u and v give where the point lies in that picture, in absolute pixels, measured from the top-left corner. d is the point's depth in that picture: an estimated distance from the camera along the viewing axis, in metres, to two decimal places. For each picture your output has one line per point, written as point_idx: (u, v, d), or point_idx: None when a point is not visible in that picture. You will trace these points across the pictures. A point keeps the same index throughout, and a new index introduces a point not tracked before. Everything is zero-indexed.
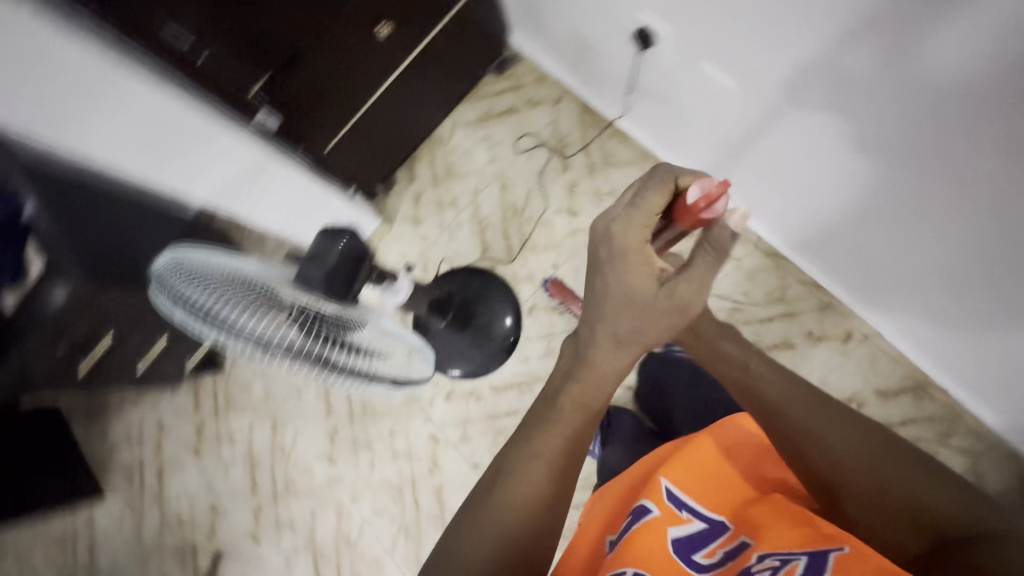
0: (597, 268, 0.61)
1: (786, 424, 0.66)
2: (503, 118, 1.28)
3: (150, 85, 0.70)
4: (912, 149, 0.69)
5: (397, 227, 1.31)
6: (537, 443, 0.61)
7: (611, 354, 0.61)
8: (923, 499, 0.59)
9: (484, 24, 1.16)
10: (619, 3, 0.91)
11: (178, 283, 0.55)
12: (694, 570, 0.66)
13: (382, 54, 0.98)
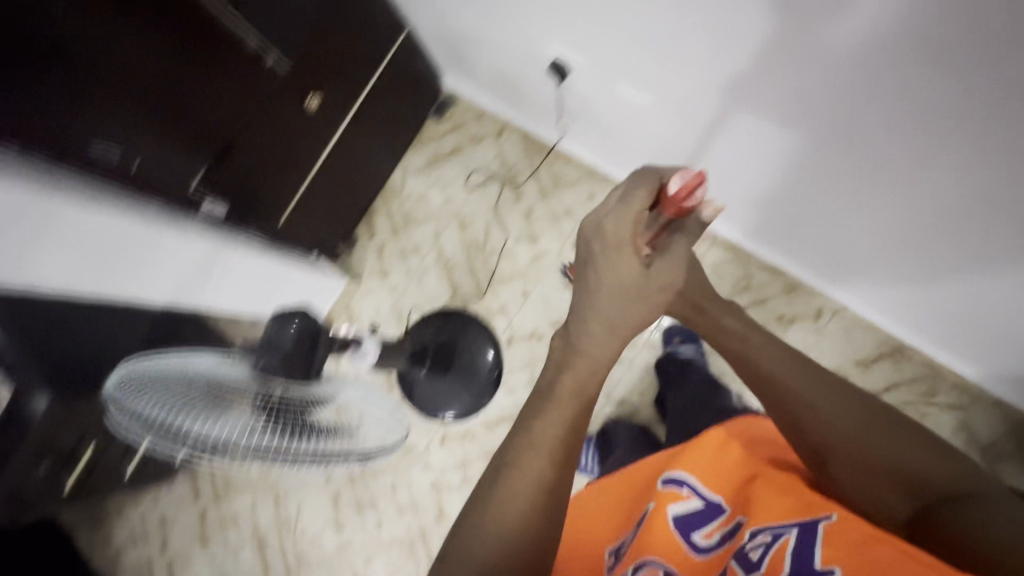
0: (590, 261, 0.61)
1: (785, 391, 0.68)
2: (450, 158, 1.31)
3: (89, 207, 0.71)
4: (835, 121, 0.66)
5: (366, 282, 1.32)
6: (538, 429, 0.57)
7: (602, 343, 0.60)
8: (911, 464, 0.61)
9: (409, 70, 1.17)
10: (524, 42, 0.86)
11: (131, 400, 0.51)
12: (695, 551, 0.69)
13: (315, 124, 1.01)
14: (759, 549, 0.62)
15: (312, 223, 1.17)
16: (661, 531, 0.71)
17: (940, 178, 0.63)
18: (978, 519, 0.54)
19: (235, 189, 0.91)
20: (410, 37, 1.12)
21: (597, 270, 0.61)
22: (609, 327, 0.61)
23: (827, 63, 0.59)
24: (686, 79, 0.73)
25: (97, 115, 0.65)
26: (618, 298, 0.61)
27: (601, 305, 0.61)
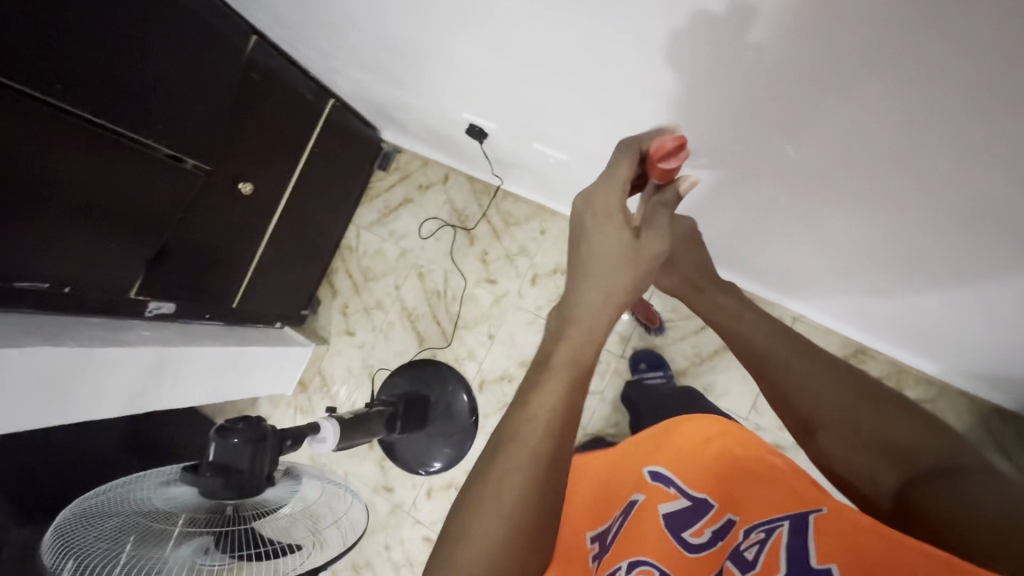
0: (580, 234, 0.49)
1: (747, 349, 0.53)
2: (401, 210, 1.31)
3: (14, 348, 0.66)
4: (738, 167, 0.62)
5: (334, 343, 1.32)
6: (533, 404, 0.43)
7: (597, 306, 0.46)
8: (904, 435, 0.43)
9: (345, 132, 1.17)
10: (439, 108, 0.87)
11: (77, 549, 0.53)
12: (681, 546, 0.52)
13: (252, 207, 1.01)
14: (752, 548, 0.46)
15: (269, 299, 1.18)
16: (643, 533, 0.54)
17: (847, 225, 0.62)
18: (980, 502, 0.37)
19: (180, 287, 0.94)
20: (338, 102, 1.12)
21: (585, 243, 0.48)
22: (608, 297, 0.46)
23: (710, 141, 0.58)
24: (589, 143, 0.72)
25: (18, 257, 0.70)
26: (617, 270, 0.47)
27: (593, 281, 0.46)
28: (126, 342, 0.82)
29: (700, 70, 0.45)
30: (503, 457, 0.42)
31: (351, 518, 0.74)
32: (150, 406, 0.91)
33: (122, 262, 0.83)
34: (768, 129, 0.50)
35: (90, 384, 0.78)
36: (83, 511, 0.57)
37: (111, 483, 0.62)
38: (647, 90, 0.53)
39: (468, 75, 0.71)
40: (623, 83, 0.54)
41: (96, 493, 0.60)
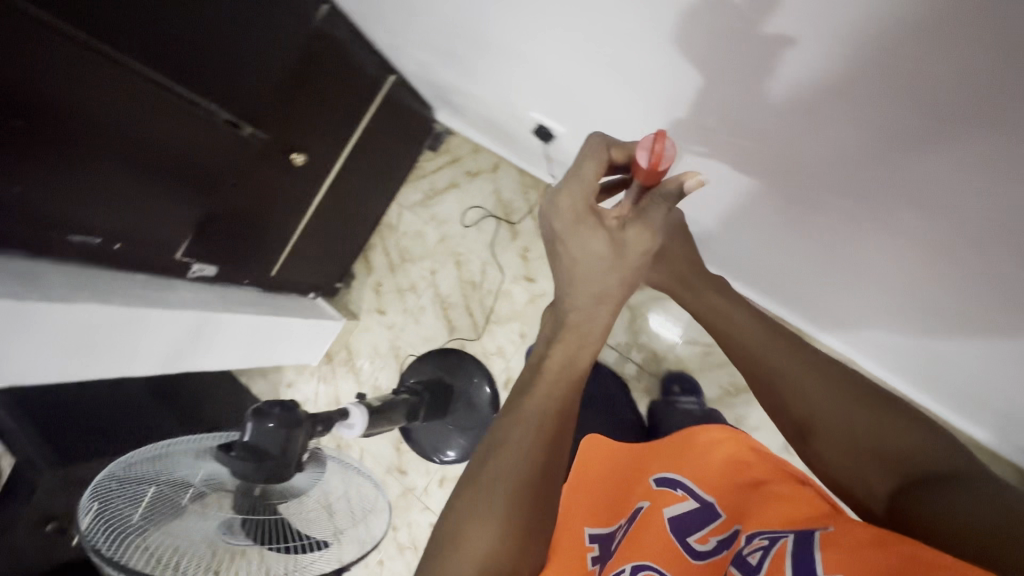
0: (555, 242, 0.52)
1: (744, 354, 0.55)
2: (446, 194, 1.29)
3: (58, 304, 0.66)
4: (826, 216, 0.58)
5: (363, 320, 1.31)
6: (525, 407, 0.51)
7: (589, 311, 0.52)
8: (899, 440, 0.44)
9: (400, 108, 1.14)
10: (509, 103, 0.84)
11: (106, 503, 0.53)
12: (688, 553, 0.49)
13: (301, 179, 0.99)
14: (756, 553, 0.43)
15: (306, 270, 1.17)
16: (646, 541, 0.52)
17: (937, 292, 0.57)
18: (973, 511, 0.37)
19: (223, 251, 0.93)
20: (398, 78, 1.09)
21: (560, 250, 0.52)
22: (596, 299, 0.52)
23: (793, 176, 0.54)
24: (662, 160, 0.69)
25: (76, 211, 0.69)
26: (595, 268, 0.51)
27: (579, 281, 0.52)
28: (169, 303, 0.82)
29: (821, 106, 0.41)
30: (493, 460, 0.49)
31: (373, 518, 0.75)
32: (180, 366, 0.91)
33: (170, 221, 0.81)
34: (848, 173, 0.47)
35: (128, 342, 0.78)
36: (121, 478, 0.56)
37: (159, 444, 0.62)
38: (720, 107, 0.50)
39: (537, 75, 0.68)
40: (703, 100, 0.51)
41: (141, 449, 0.61)
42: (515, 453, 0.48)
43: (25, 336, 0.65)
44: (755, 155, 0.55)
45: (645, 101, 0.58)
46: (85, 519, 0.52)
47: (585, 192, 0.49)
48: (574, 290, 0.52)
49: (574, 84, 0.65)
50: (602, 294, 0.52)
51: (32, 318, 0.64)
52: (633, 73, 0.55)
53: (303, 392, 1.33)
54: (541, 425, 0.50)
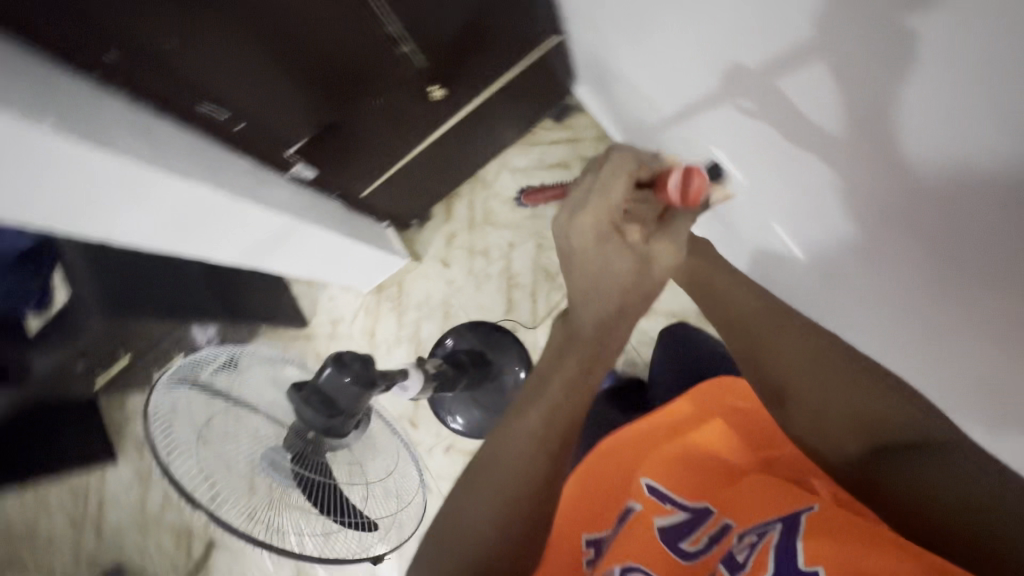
0: (569, 257, 0.55)
1: (746, 330, 0.61)
2: (553, 171, 1.21)
3: (172, 176, 0.59)
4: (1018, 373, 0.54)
5: (425, 265, 1.27)
6: (533, 401, 0.55)
7: (614, 309, 0.55)
8: (870, 413, 0.54)
9: (550, 71, 1.05)
10: (696, 131, 0.81)
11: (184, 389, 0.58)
12: (679, 556, 0.58)
13: (430, 112, 0.91)
14: (745, 551, 0.52)
15: (393, 200, 1.10)
16: (638, 540, 0.60)
17: None
18: (940, 480, 0.49)
19: (330, 158, 0.86)
20: (562, 41, 0.99)
21: (576, 262, 0.55)
22: (614, 303, 0.54)
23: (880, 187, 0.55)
24: (752, 152, 0.71)
25: (215, 77, 0.62)
26: (609, 271, 0.54)
27: (597, 288, 0.54)
28: (265, 200, 0.75)
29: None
30: (503, 435, 0.55)
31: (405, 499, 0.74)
32: (247, 261, 0.86)
33: (297, 112, 0.74)
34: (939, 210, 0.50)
35: (214, 228, 0.72)
36: (194, 378, 0.59)
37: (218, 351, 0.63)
38: (852, 67, 0.49)
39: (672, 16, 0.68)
40: (867, 82, 0.49)
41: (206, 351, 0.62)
42: (511, 446, 0.54)
43: (126, 198, 0.59)
44: (876, 161, 0.53)
45: (808, 105, 0.57)
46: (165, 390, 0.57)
47: (609, 197, 0.53)
48: (584, 300, 0.55)
49: (753, 90, 0.63)
50: (603, 314, 0.55)
51: (139, 184, 0.58)
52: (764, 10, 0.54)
53: (341, 312, 1.30)
54: (545, 425, 0.54)
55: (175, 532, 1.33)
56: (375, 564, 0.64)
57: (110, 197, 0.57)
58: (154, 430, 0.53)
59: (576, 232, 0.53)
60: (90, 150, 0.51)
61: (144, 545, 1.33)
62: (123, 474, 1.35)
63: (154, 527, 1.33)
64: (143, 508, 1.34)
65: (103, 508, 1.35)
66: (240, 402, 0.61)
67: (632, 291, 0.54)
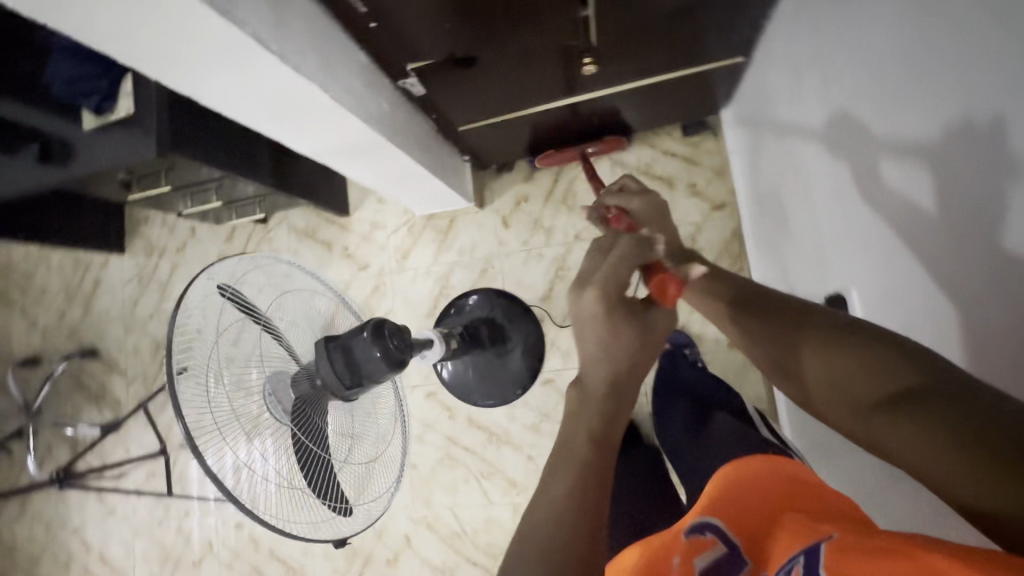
0: (585, 325, 0.47)
1: (751, 320, 0.54)
2: (654, 183, 1.12)
3: (280, 60, 0.52)
4: None
5: (485, 214, 1.21)
6: (561, 455, 0.45)
7: (642, 348, 0.48)
8: (838, 383, 0.43)
9: (708, 88, 0.93)
10: (805, 225, 0.77)
11: (242, 293, 0.62)
12: None
13: (572, 83, 0.81)
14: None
15: (487, 144, 1.02)
16: None
17: None
18: (922, 448, 0.34)
19: (449, 86, 0.78)
20: (739, 64, 0.86)
21: (590, 329, 0.46)
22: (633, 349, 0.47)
23: (948, 267, 0.48)
24: (833, 226, 0.69)
25: None
26: (616, 337, 0.46)
27: (612, 348, 0.46)
28: (366, 112, 0.68)
29: None
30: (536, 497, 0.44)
31: (382, 469, 0.73)
32: (324, 159, 0.80)
33: (442, 35, 0.65)
34: (1000, 308, 0.41)
35: (307, 122, 0.66)
36: (237, 293, 0.61)
37: (283, 268, 0.68)
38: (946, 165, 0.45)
39: (822, 78, 0.64)
40: (964, 176, 0.43)
41: (280, 266, 0.68)
42: (539, 505, 0.43)
43: (228, 68, 0.52)
44: (956, 191, 0.45)
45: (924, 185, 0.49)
46: (227, 285, 0.61)
47: (622, 270, 0.48)
48: (587, 360, 0.47)
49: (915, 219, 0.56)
50: (613, 368, 0.46)
51: (247, 59, 0.51)
52: (899, 110, 0.50)
53: (383, 220, 1.26)
54: (587, 477, 0.43)
55: (152, 342, 1.39)
56: (338, 547, 0.64)
57: (207, 59, 0.50)
58: (184, 333, 0.55)
59: (588, 304, 0.46)
60: (207, 10, 0.43)
61: (124, 340, 1.41)
62: (127, 265, 1.43)
63: (137, 327, 1.41)
64: (134, 306, 1.41)
65: (99, 285, 1.45)
66: (269, 328, 0.64)
67: (637, 360, 0.48)
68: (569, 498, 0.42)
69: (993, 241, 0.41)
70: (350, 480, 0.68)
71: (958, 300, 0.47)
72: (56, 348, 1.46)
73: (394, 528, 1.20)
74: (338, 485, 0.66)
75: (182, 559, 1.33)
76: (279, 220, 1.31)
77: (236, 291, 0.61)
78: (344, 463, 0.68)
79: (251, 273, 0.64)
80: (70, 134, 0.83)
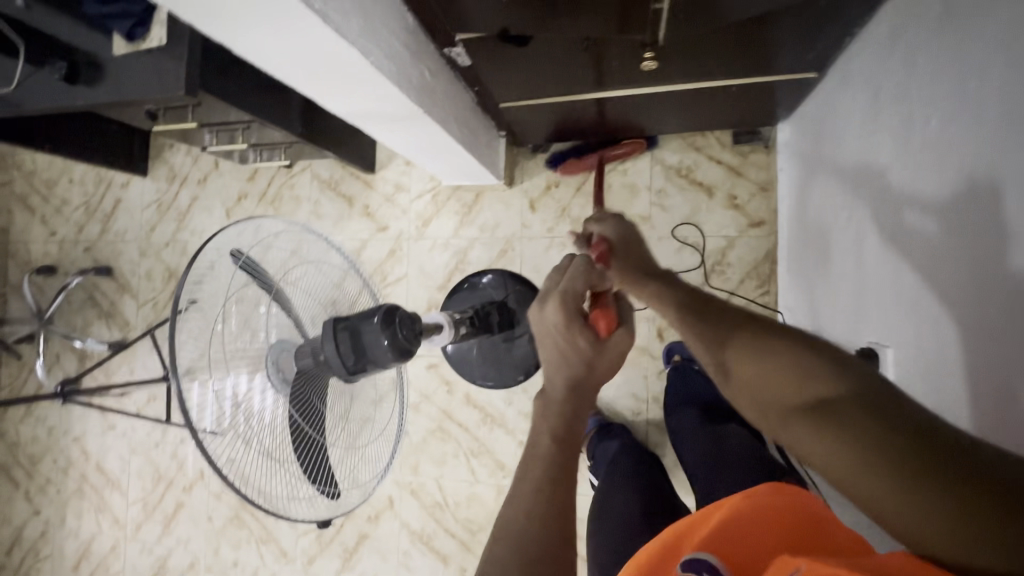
0: (545, 337, 0.50)
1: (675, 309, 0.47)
2: (693, 188, 1.07)
3: (320, 17, 0.48)
4: None
5: (512, 193, 1.17)
6: (528, 456, 0.45)
7: (598, 355, 0.49)
8: (756, 384, 0.37)
9: (770, 99, 0.87)
10: (843, 264, 0.75)
11: (257, 259, 0.63)
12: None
13: (627, 75, 0.76)
14: None
15: (526, 124, 0.98)
16: None
17: None
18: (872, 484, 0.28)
19: (495, 61, 0.73)
20: (809, 79, 0.80)
21: (550, 339, 0.49)
22: (584, 354, 0.48)
23: (969, 320, 0.48)
24: (869, 266, 0.67)
25: None
26: (570, 339, 0.48)
27: (567, 352, 0.48)
28: (405, 79, 0.64)
29: None
30: (510, 499, 0.44)
31: (377, 448, 0.71)
32: (358, 120, 0.76)
33: (496, 8, 0.60)
34: (1010, 378, 0.42)
35: (342, 83, 0.63)
36: (250, 261, 0.62)
37: (305, 237, 0.67)
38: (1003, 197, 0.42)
39: (874, 122, 0.64)
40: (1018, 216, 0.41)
41: (302, 234, 0.67)
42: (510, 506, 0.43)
43: (267, 17, 0.49)
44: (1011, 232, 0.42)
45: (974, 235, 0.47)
46: (246, 250, 0.62)
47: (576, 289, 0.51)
48: (549, 368, 0.49)
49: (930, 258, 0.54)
50: (570, 371, 0.47)
51: (287, 11, 0.47)
52: (942, 164, 0.51)
53: (407, 184, 1.23)
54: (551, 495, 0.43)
55: (165, 269, 1.39)
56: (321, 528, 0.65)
57: (247, 8, 0.48)
58: (191, 287, 0.56)
59: (548, 314, 0.49)
60: None
61: (137, 263, 1.42)
62: (147, 189, 1.42)
63: (152, 251, 1.41)
64: (150, 230, 1.41)
65: (119, 204, 1.44)
66: (279, 300, 0.64)
67: (598, 363, 0.49)
68: (529, 518, 0.42)
69: (1018, 308, 0.41)
70: (341, 455, 0.68)
71: (980, 367, 0.46)
72: (72, 261, 1.47)
73: (379, 489, 1.22)
74: (328, 461, 0.66)
75: (174, 482, 1.38)
76: (303, 166, 1.29)
77: (253, 257, 0.63)
78: (338, 436, 0.67)
79: (271, 241, 0.65)
80: (101, 56, 0.80)
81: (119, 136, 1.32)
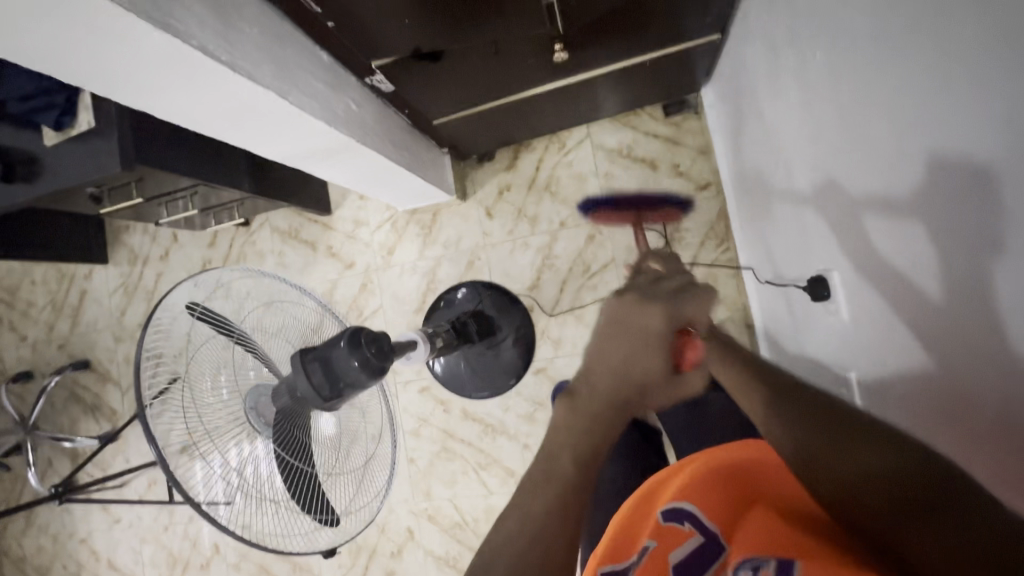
0: (625, 337, 0.45)
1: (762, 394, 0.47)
2: (636, 164, 1.10)
3: (230, 68, 0.50)
4: None
5: (467, 205, 1.19)
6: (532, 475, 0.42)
7: (660, 385, 0.46)
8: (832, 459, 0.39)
9: (685, 67, 0.91)
10: (793, 218, 0.75)
11: (221, 309, 0.64)
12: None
13: (546, 70, 0.79)
14: None
15: (466, 135, 1.00)
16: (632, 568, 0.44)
17: None
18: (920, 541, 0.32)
19: (418, 81, 0.76)
20: (715, 41, 0.84)
21: (627, 342, 0.45)
22: (648, 375, 0.45)
23: (932, 323, 0.47)
24: (817, 214, 0.66)
25: None
26: (643, 354, 0.44)
27: (637, 363, 0.44)
28: (332, 114, 0.67)
29: None
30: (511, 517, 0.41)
31: (376, 475, 0.71)
32: (295, 161, 0.77)
33: (401, 31, 0.63)
34: (976, 335, 0.41)
35: (270, 127, 0.64)
36: (207, 311, 0.62)
37: (272, 281, 0.66)
38: (945, 157, 0.40)
39: (808, 103, 0.61)
40: (964, 179, 0.38)
41: (271, 280, 0.67)
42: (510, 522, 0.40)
43: (182, 77, 0.51)
44: (959, 192, 0.39)
45: (918, 193, 0.44)
46: (207, 302, 0.63)
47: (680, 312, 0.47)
48: (599, 365, 0.45)
49: (880, 214, 0.51)
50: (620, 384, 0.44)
51: (200, 68, 0.50)
52: (873, 110, 0.49)
53: (366, 217, 1.25)
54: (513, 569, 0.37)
55: None
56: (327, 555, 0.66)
57: (160, 74, 0.50)
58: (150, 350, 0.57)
59: (649, 315, 0.45)
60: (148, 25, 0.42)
61: (114, 350, 1.40)
62: (110, 275, 1.41)
63: (126, 335, 1.40)
64: (121, 315, 1.40)
65: (85, 296, 1.43)
66: (245, 343, 0.63)
67: (650, 394, 0.46)
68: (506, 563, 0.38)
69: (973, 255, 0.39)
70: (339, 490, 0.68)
71: (942, 310, 0.45)
72: (48, 361, 1.45)
73: (396, 522, 1.21)
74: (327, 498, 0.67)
75: (191, 561, 1.35)
76: (261, 222, 1.30)
77: (217, 307, 0.63)
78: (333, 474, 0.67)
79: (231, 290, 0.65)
80: (34, 151, 0.81)
81: (72, 229, 1.32)
